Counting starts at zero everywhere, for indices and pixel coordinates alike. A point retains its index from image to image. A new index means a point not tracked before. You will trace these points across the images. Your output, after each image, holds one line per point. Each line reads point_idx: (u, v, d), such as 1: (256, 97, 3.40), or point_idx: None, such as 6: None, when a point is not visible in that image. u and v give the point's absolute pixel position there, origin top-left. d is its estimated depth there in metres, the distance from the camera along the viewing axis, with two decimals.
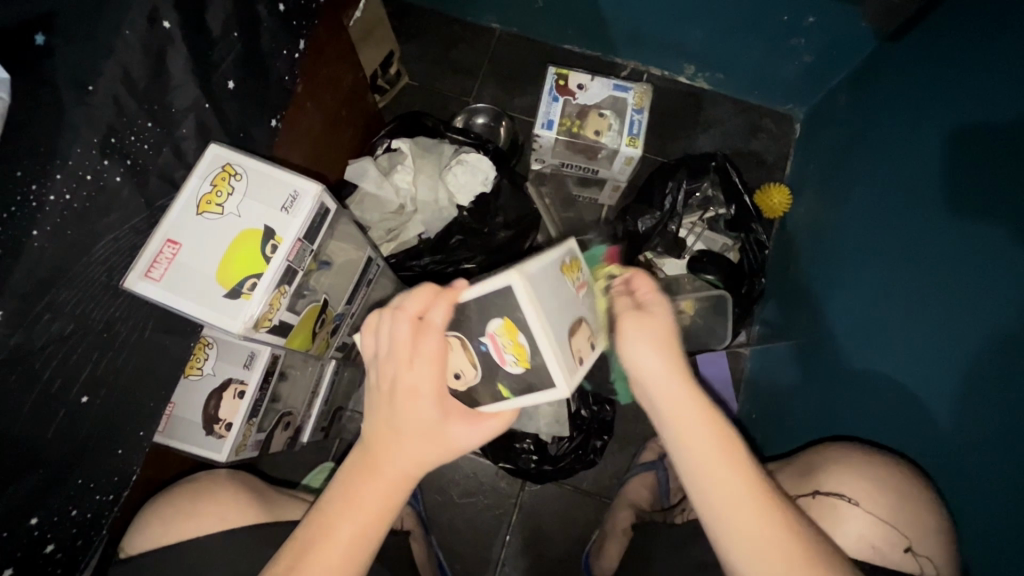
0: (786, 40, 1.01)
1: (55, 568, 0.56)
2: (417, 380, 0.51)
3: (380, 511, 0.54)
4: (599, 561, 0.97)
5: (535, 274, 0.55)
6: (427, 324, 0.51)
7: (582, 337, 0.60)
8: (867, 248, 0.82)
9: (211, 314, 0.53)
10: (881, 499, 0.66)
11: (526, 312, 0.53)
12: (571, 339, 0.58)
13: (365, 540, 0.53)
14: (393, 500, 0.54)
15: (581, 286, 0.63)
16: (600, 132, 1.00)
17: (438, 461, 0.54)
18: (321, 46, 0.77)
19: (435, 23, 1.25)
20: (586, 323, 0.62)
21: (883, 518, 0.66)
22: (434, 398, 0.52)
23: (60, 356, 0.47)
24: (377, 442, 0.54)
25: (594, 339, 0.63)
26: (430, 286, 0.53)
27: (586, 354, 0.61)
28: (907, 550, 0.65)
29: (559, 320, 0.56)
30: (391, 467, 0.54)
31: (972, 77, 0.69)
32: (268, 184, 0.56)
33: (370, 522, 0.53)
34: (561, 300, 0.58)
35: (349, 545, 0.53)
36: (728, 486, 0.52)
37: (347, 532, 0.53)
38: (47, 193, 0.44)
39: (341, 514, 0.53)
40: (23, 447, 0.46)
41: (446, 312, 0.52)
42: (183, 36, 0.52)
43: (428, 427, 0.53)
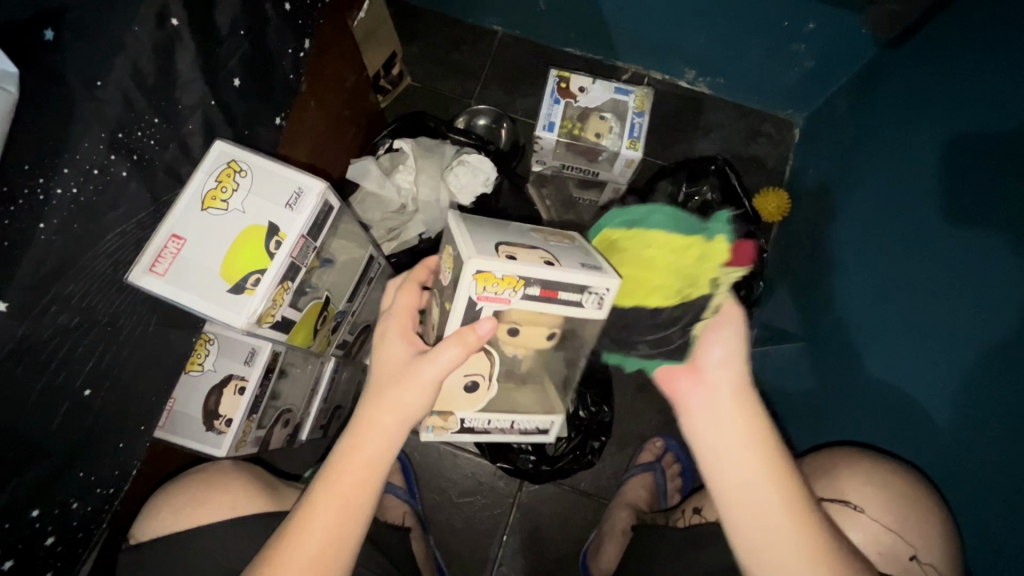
0: (786, 45, 1.02)
1: (56, 561, 0.56)
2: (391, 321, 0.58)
3: (364, 472, 0.55)
4: (597, 561, 0.97)
5: (478, 220, 0.61)
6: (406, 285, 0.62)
7: (519, 251, 0.54)
8: (865, 252, 0.83)
9: (215, 308, 0.54)
10: (887, 507, 0.68)
11: (454, 226, 0.58)
12: (504, 246, 0.55)
13: (351, 499, 0.54)
14: (374, 460, 0.55)
15: (549, 240, 0.60)
16: (599, 135, 1.01)
17: (407, 408, 0.54)
18: (327, 46, 0.77)
19: (438, 24, 1.25)
20: (550, 251, 0.57)
21: (889, 525, 0.68)
22: (398, 341, 0.58)
23: (65, 347, 0.48)
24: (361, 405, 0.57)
25: (549, 257, 0.55)
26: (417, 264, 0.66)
27: (524, 258, 0.53)
28: (912, 559, 0.67)
29: (493, 237, 0.57)
30: (365, 421, 0.56)
31: (970, 84, 0.71)
32: (274, 180, 0.57)
33: (354, 485, 0.54)
34: (506, 232, 0.59)
35: (336, 503, 0.54)
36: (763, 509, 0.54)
37: (331, 490, 0.54)
38: (55, 187, 0.44)
39: (327, 478, 0.55)
40: (29, 438, 0.47)
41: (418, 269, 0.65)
42: (192, 33, 0.53)
43: (391, 373, 0.56)
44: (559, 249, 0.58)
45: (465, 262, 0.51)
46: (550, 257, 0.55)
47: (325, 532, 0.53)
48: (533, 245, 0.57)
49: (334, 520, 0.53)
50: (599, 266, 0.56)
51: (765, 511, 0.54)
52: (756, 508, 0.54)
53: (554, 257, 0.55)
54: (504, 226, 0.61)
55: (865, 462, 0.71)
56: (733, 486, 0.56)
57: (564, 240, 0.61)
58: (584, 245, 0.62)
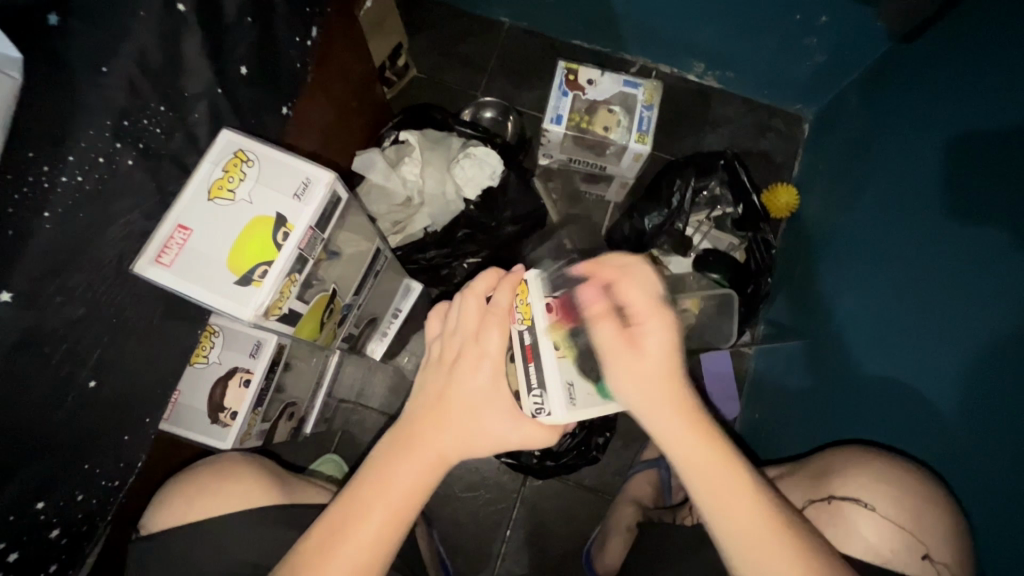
0: (798, 38, 1.00)
1: (61, 554, 0.55)
2: (483, 349, 0.55)
3: (412, 491, 0.53)
4: (601, 558, 0.97)
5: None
6: (494, 305, 0.56)
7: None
8: (876, 247, 0.81)
9: (221, 300, 0.53)
10: (899, 504, 0.66)
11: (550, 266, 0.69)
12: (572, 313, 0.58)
13: (395, 518, 0.52)
14: (430, 479, 0.54)
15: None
16: (608, 128, 0.99)
17: (474, 446, 0.54)
18: (333, 35, 0.76)
19: (445, 16, 1.24)
20: None
21: (901, 523, 0.65)
22: (491, 371, 0.55)
23: (71, 338, 0.47)
24: (422, 419, 0.54)
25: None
26: (494, 270, 0.57)
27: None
28: (925, 557, 0.64)
29: None
30: (435, 442, 0.53)
31: (982, 79, 0.70)
32: (281, 170, 0.56)
33: (404, 503, 0.53)
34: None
35: (382, 518, 0.52)
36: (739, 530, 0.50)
37: (382, 508, 0.52)
38: (60, 175, 0.44)
39: (377, 493, 0.52)
40: (33, 430, 0.46)
41: (510, 294, 0.56)
42: (197, 20, 0.52)
43: (480, 401, 0.54)
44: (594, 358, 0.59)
45: (520, 264, 0.57)
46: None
47: (372, 551, 0.51)
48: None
49: (376, 541, 0.51)
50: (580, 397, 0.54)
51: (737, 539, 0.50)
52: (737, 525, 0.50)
53: None
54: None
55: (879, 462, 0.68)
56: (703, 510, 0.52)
57: None
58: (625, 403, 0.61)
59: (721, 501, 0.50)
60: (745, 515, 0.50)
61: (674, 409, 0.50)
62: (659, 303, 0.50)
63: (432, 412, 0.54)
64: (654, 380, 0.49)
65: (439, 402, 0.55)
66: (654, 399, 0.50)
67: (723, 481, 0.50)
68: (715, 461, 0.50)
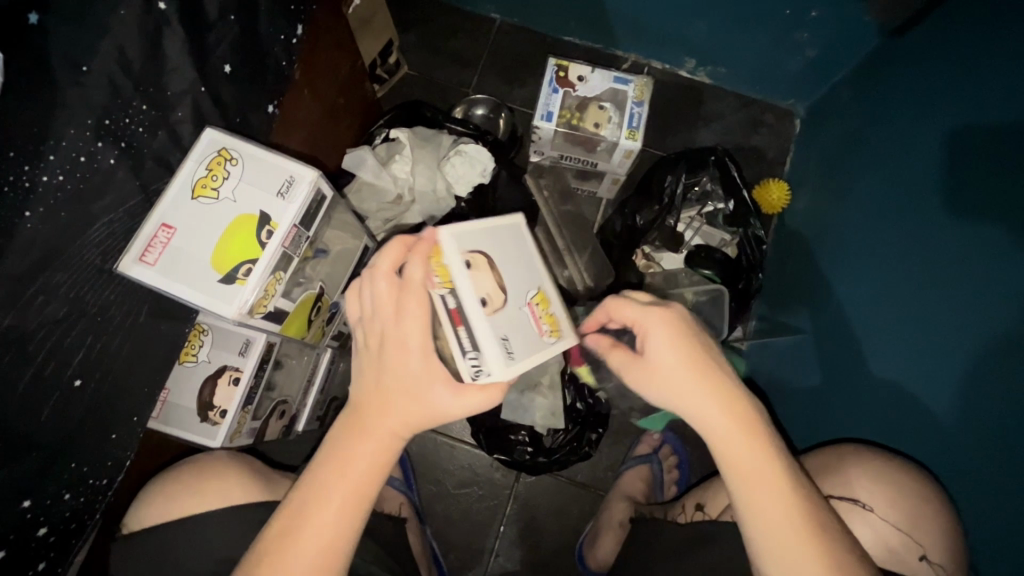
0: (788, 34, 1.00)
1: (49, 552, 0.55)
2: (405, 334, 0.53)
3: (368, 471, 0.54)
4: (594, 553, 0.99)
5: (522, 242, 0.67)
6: (406, 279, 0.54)
7: (481, 272, 0.58)
8: (869, 241, 0.81)
9: (205, 298, 0.54)
10: (897, 507, 0.67)
11: (501, 226, 0.65)
12: (482, 281, 0.58)
13: (355, 502, 0.53)
14: (385, 459, 0.55)
15: (535, 308, 0.63)
16: (599, 124, 1.00)
17: (410, 422, 0.54)
18: (320, 32, 0.76)
19: (437, 12, 1.24)
20: (507, 301, 0.59)
21: (899, 526, 0.67)
22: (421, 352, 0.53)
23: (54, 338, 0.47)
24: (369, 401, 0.54)
25: (492, 302, 0.57)
26: (400, 240, 0.55)
27: (474, 281, 0.57)
28: (922, 558, 0.65)
29: (513, 263, 0.63)
30: (382, 424, 0.54)
31: (972, 74, 0.70)
32: (265, 168, 0.57)
33: (362, 483, 0.53)
34: (522, 270, 0.64)
35: (339, 500, 0.52)
36: (762, 505, 0.51)
37: (341, 491, 0.52)
38: (41, 174, 0.43)
39: (333, 476, 0.53)
40: (18, 431, 0.46)
41: (422, 264, 0.54)
42: (179, 17, 0.52)
43: (416, 383, 0.53)
44: (519, 312, 0.60)
45: (435, 229, 0.57)
46: (491, 306, 0.58)
47: (330, 533, 0.52)
48: (506, 287, 0.60)
49: (339, 523, 0.52)
50: (512, 355, 0.57)
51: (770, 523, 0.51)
52: (765, 508, 0.51)
53: (491, 305, 0.57)
54: (529, 266, 0.65)
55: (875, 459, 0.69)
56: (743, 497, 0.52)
57: (550, 328, 0.63)
58: (553, 341, 0.63)
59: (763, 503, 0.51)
60: (769, 491, 0.52)
61: (705, 401, 0.53)
62: (656, 306, 0.57)
63: (376, 398, 0.54)
64: (669, 377, 0.54)
65: (380, 386, 0.54)
66: (673, 403, 0.55)
67: (757, 476, 0.52)
68: (749, 457, 0.52)
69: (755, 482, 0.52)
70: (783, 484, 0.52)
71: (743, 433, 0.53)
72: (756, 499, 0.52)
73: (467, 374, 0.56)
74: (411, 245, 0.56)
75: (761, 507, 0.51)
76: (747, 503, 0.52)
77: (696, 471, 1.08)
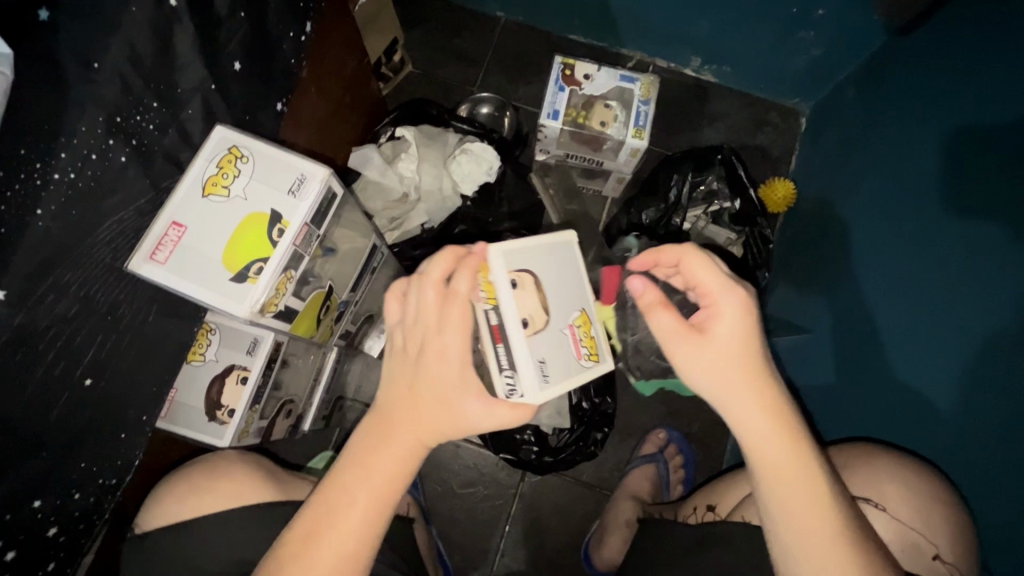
0: (795, 32, 1.00)
1: (58, 552, 0.55)
2: (444, 344, 0.53)
3: (394, 476, 0.53)
4: (600, 553, 0.99)
5: (572, 262, 0.71)
6: (452, 292, 0.54)
7: (526, 291, 0.62)
8: (876, 240, 0.81)
9: (216, 297, 0.53)
10: (909, 506, 0.65)
11: (556, 246, 0.69)
12: (528, 302, 0.61)
13: (380, 507, 0.53)
14: (411, 464, 0.54)
15: (575, 331, 0.67)
16: (605, 123, 1.00)
17: (440, 432, 0.53)
18: (328, 30, 0.76)
19: (441, 11, 1.23)
20: (549, 323, 0.63)
21: (915, 526, 0.65)
22: (458, 362, 0.53)
23: (64, 337, 0.47)
24: (397, 407, 0.54)
25: (534, 324, 0.61)
26: (452, 251, 0.55)
27: (517, 301, 0.60)
28: (935, 558, 0.63)
29: (564, 283, 0.68)
30: (410, 431, 0.53)
31: (980, 72, 0.69)
32: (275, 166, 0.56)
33: (386, 488, 0.53)
34: (572, 292, 0.68)
35: (365, 505, 0.52)
36: (796, 501, 0.51)
37: (364, 494, 0.52)
38: (52, 172, 0.43)
39: (358, 480, 0.53)
40: (28, 430, 0.46)
41: (469, 279, 0.54)
42: (190, 14, 0.52)
43: (449, 392, 0.53)
44: (559, 335, 0.64)
45: (488, 248, 0.60)
46: (532, 326, 0.61)
47: (356, 537, 0.52)
48: (550, 309, 0.64)
49: (364, 527, 0.52)
50: (546, 378, 0.61)
51: (803, 522, 0.50)
52: (800, 507, 0.51)
53: (536, 327, 0.61)
54: (577, 287, 0.70)
55: (886, 458, 0.69)
56: (777, 493, 0.52)
57: (588, 351, 0.68)
58: (591, 364, 0.68)
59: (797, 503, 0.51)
60: (804, 491, 0.51)
61: (746, 399, 0.52)
62: (728, 285, 0.54)
63: (406, 403, 0.54)
64: (722, 365, 0.53)
65: (410, 393, 0.54)
66: (717, 394, 0.53)
67: (794, 474, 0.51)
68: (785, 455, 0.52)
69: (791, 480, 0.51)
70: (817, 487, 0.51)
71: (782, 434, 0.52)
72: (790, 497, 0.51)
73: (502, 389, 0.61)
74: (461, 257, 0.56)
75: (795, 505, 0.51)
76: (780, 499, 0.51)
77: (701, 470, 1.08)
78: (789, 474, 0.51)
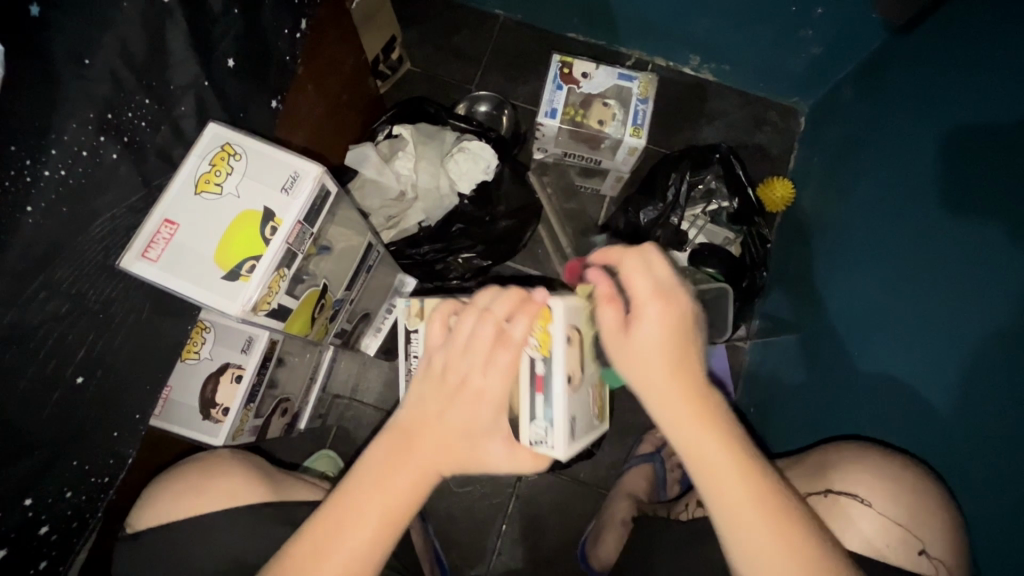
0: (794, 31, 1.00)
1: (51, 551, 0.55)
2: (485, 386, 0.53)
3: (407, 500, 0.53)
4: (596, 551, 0.98)
5: None
6: (507, 337, 0.52)
7: (575, 348, 0.61)
8: (874, 239, 0.81)
9: (208, 296, 0.53)
10: (897, 502, 0.66)
11: None
12: (575, 356, 0.61)
13: (389, 531, 0.52)
14: (425, 490, 0.54)
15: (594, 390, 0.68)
16: (602, 122, 0.99)
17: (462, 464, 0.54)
18: (324, 27, 0.76)
19: (440, 9, 1.23)
20: (584, 380, 0.64)
21: (899, 521, 0.66)
22: (496, 405, 0.54)
23: (56, 335, 0.47)
24: (421, 432, 0.54)
25: (575, 379, 0.61)
26: (517, 292, 0.54)
27: (566, 357, 0.59)
28: (921, 553, 0.65)
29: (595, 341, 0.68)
30: (433, 459, 0.53)
31: (977, 71, 0.69)
32: (268, 163, 0.56)
33: (398, 512, 0.53)
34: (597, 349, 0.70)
35: (376, 528, 0.52)
36: (728, 496, 0.49)
37: (379, 519, 0.52)
38: (43, 169, 0.43)
39: (373, 500, 0.52)
40: (19, 428, 0.46)
41: (526, 325, 0.52)
42: (183, 11, 0.51)
43: (478, 429, 0.54)
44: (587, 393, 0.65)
45: (553, 299, 0.58)
46: (572, 382, 0.61)
47: (362, 560, 0.51)
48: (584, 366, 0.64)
49: (371, 550, 0.51)
50: (574, 434, 0.61)
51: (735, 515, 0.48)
52: (731, 500, 0.49)
53: (576, 383, 0.61)
54: None
55: (877, 458, 0.68)
56: (710, 488, 0.49)
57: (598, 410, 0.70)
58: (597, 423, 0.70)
59: (729, 494, 0.49)
60: (734, 485, 0.49)
61: (675, 390, 0.51)
62: (669, 285, 0.53)
63: (432, 431, 0.53)
64: (651, 359, 0.51)
65: (438, 421, 0.54)
66: (649, 388, 0.52)
67: (724, 470, 0.49)
68: (711, 446, 0.50)
69: (721, 475, 0.49)
70: (751, 480, 0.49)
71: (708, 425, 0.50)
72: (720, 490, 0.49)
73: (524, 437, 0.59)
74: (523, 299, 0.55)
75: (726, 500, 0.49)
76: (712, 495, 0.49)
77: None
78: (717, 469, 0.49)
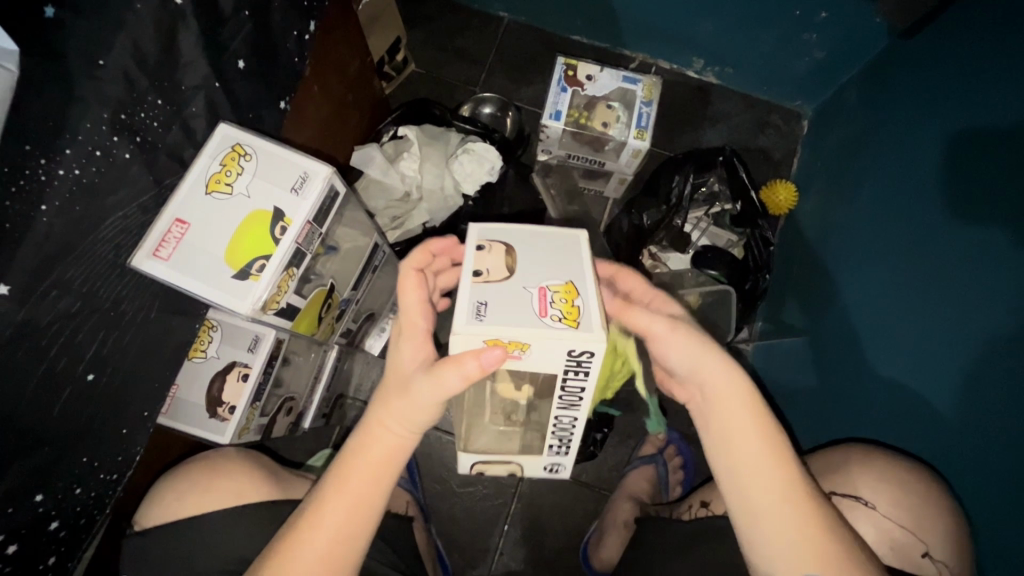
0: (797, 35, 1.00)
1: (59, 547, 0.55)
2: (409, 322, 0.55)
3: (373, 473, 0.53)
4: (597, 551, 0.99)
5: (576, 251, 0.57)
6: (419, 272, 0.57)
7: (491, 252, 0.55)
8: (877, 242, 0.81)
9: (219, 294, 0.54)
10: (901, 505, 0.66)
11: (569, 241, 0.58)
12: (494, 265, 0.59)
13: (357, 506, 0.52)
14: (390, 462, 0.54)
15: (548, 294, 0.52)
16: (607, 124, 0.99)
17: (413, 421, 0.53)
18: (331, 29, 0.76)
19: (445, 11, 1.24)
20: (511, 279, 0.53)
21: (901, 523, 0.66)
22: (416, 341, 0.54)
23: (67, 333, 0.47)
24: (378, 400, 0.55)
25: (488, 275, 0.54)
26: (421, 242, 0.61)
27: (476, 257, 0.55)
28: (924, 555, 0.64)
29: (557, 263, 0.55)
30: (385, 422, 0.53)
31: (981, 76, 0.70)
32: (278, 163, 0.57)
33: (366, 488, 0.53)
34: (560, 267, 0.55)
35: (343, 502, 0.52)
36: (744, 450, 0.53)
37: (341, 493, 0.52)
38: (57, 169, 0.43)
39: (339, 475, 0.53)
40: (30, 425, 0.46)
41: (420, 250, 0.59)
42: (194, 12, 0.52)
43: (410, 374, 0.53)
44: (518, 296, 0.52)
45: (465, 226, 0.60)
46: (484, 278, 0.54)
47: (330, 534, 0.51)
48: (516, 269, 0.54)
49: (338, 525, 0.51)
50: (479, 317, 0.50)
51: (749, 470, 0.52)
52: (751, 455, 0.53)
53: (488, 276, 0.54)
54: (575, 267, 0.55)
55: (878, 459, 0.69)
56: (726, 445, 0.54)
57: (563, 316, 0.51)
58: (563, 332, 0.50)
59: (736, 460, 0.53)
60: (754, 440, 0.53)
61: (710, 357, 0.56)
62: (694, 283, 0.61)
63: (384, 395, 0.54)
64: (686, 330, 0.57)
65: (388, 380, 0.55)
66: (683, 353, 0.57)
67: (745, 428, 0.54)
68: (738, 410, 0.54)
69: (740, 430, 0.54)
70: (773, 439, 0.53)
71: (744, 395, 0.55)
72: (737, 444, 0.54)
73: None
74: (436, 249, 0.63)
75: (743, 453, 0.53)
76: (729, 451, 0.54)
77: (700, 472, 1.08)
78: (740, 429, 0.54)
